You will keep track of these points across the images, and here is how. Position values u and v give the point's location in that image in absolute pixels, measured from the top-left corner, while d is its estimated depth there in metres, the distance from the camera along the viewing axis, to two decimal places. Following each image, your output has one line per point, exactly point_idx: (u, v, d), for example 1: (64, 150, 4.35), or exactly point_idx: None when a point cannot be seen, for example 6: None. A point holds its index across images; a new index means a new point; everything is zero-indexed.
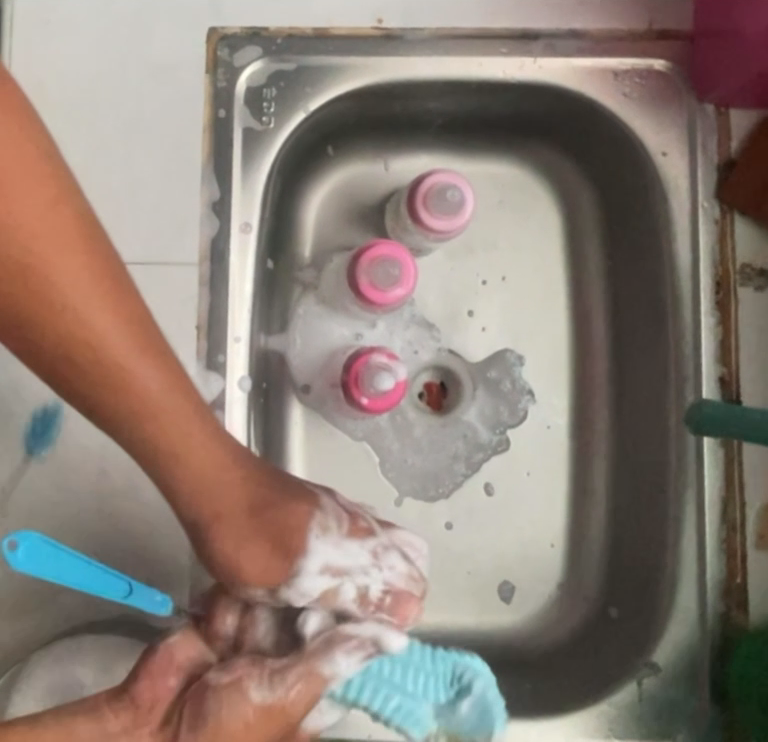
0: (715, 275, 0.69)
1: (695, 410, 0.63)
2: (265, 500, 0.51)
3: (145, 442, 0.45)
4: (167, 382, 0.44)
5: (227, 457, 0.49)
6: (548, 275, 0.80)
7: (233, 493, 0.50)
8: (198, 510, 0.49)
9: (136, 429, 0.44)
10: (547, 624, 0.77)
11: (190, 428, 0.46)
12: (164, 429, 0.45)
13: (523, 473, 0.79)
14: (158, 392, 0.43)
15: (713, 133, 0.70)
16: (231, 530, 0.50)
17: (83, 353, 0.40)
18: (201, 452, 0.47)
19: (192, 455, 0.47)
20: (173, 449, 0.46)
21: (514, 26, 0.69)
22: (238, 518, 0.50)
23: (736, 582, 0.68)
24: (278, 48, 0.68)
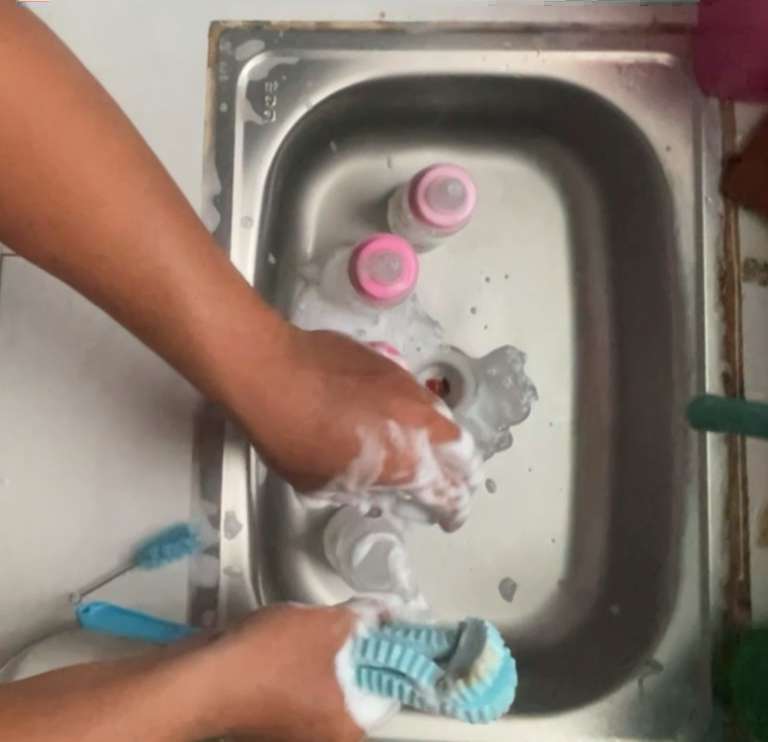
0: (719, 270, 0.69)
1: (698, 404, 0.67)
2: (299, 354, 0.58)
3: (170, 324, 0.53)
4: (192, 258, 0.52)
5: (259, 318, 0.56)
6: (552, 270, 0.80)
7: (266, 349, 0.57)
8: (231, 378, 0.56)
9: (167, 316, 0.53)
10: (549, 620, 0.77)
11: (201, 288, 0.53)
12: (187, 308, 0.53)
13: (526, 469, 0.78)
14: (182, 273, 0.52)
15: (718, 128, 0.69)
16: (252, 391, 0.57)
17: (114, 241, 0.50)
18: (223, 322, 0.54)
19: (216, 323, 0.54)
20: (196, 329, 0.54)
21: (517, 20, 0.69)
22: (270, 369, 0.57)
23: (739, 578, 0.67)
24: (280, 41, 0.68)
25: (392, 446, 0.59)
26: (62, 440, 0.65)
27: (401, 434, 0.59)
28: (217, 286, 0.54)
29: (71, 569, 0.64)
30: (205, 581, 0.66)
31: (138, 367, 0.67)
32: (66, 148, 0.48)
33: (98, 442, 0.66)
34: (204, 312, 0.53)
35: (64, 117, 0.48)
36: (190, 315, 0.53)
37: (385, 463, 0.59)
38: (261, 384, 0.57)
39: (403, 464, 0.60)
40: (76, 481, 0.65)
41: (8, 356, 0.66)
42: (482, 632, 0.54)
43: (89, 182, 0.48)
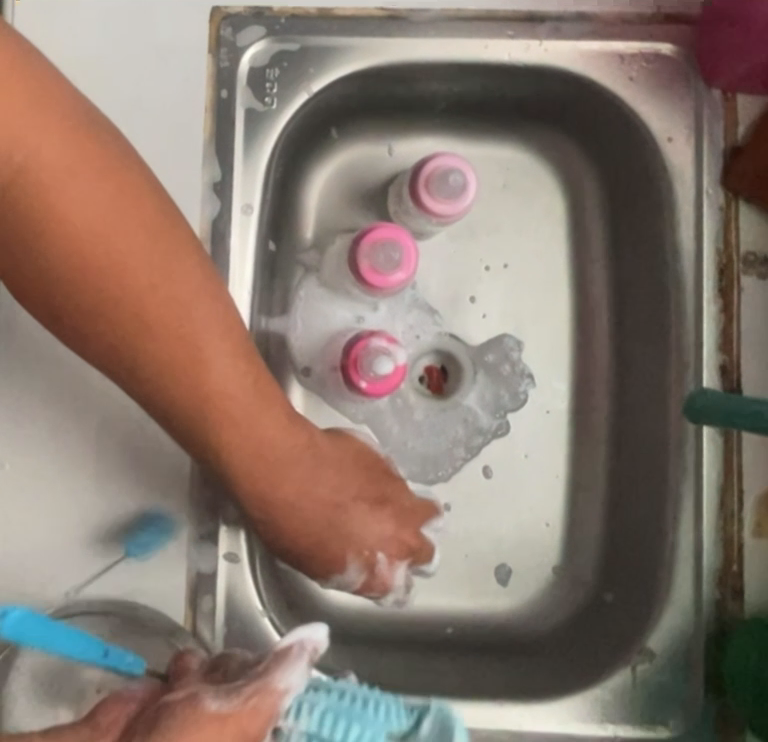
0: (719, 262, 0.69)
1: (693, 400, 0.62)
2: (302, 435, 0.60)
3: (186, 391, 0.53)
4: (212, 324, 0.53)
5: (268, 395, 0.57)
6: (552, 259, 0.80)
7: (275, 425, 0.57)
8: (240, 454, 0.56)
9: (176, 382, 0.52)
10: (544, 607, 0.77)
11: (190, 302, 0.52)
12: (204, 374, 0.53)
13: (522, 456, 0.79)
14: (202, 334, 0.52)
15: (720, 120, 0.69)
16: (240, 418, 0.55)
17: (133, 303, 0.49)
18: (238, 392, 0.55)
19: (206, 341, 0.52)
20: (213, 393, 0.54)
21: (520, 8, 0.68)
22: (277, 455, 0.58)
23: (732, 569, 0.68)
24: (281, 27, 0.67)
25: (373, 572, 0.65)
26: (61, 425, 0.66)
27: (386, 568, 0.65)
28: (205, 300, 0.52)
29: (70, 552, 0.65)
30: (203, 568, 0.67)
31: None
32: (86, 197, 0.48)
33: (98, 427, 0.66)
34: (194, 326, 0.52)
35: (80, 168, 0.47)
36: (190, 346, 0.52)
37: (369, 580, 0.65)
38: (265, 448, 0.57)
39: (380, 585, 0.66)
40: (76, 466, 0.66)
41: (7, 341, 0.66)
42: (450, 727, 0.51)
43: (75, 194, 0.47)
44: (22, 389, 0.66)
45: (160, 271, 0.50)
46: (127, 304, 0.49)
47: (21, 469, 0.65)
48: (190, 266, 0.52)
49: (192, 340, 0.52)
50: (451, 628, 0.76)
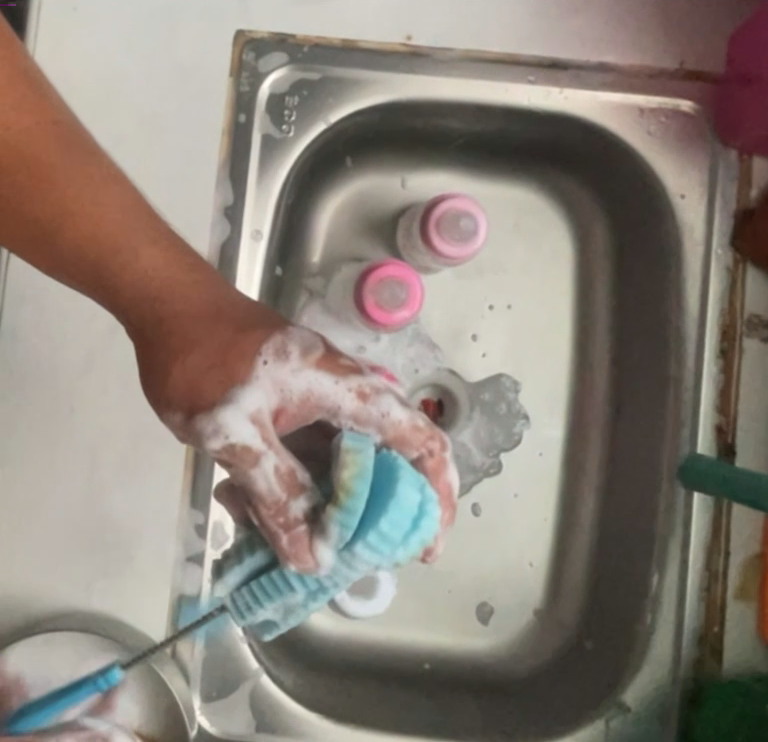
0: (722, 322, 0.69)
1: (691, 464, 0.63)
2: (221, 308, 0.46)
3: (77, 244, 0.43)
4: (93, 177, 0.43)
5: (154, 226, 0.45)
6: (556, 303, 0.80)
7: (171, 260, 0.45)
8: (128, 281, 0.44)
9: (56, 231, 0.43)
10: (522, 650, 0.77)
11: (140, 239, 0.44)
12: (94, 222, 0.43)
13: (511, 496, 0.79)
14: (80, 188, 0.42)
15: (734, 181, 0.69)
16: (186, 356, 0.45)
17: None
18: (129, 225, 0.44)
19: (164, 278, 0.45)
20: (100, 245, 0.43)
21: (544, 55, 0.68)
22: (176, 296, 0.45)
23: (713, 630, 0.68)
24: (303, 56, 0.67)
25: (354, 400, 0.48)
26: (56, 437, 0.66)
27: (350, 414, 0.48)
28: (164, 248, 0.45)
29: (54, 565, 0.65)
30: (187, 589, 0.66)
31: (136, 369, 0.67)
32: None
33: (91, 442, 0.66)
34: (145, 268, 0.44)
35: None
36: (70, 201, 0.42)
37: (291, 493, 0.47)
38: (170, 307, 0.45)
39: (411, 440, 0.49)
40: (67, 480, 0.65)
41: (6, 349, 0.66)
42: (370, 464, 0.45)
43: None
44: (18, 400, 0.66)
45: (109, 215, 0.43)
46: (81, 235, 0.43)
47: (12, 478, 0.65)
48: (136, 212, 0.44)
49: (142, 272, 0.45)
50: (428, 663, 0.77)
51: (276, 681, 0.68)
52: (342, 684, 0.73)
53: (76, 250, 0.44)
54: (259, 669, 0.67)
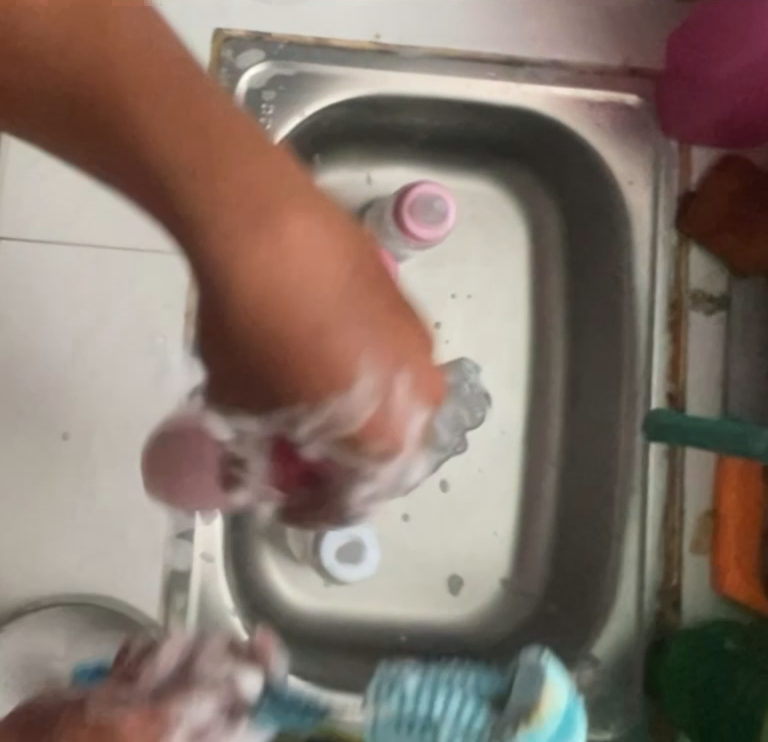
0: (670, 297, 0.75)
1: (654, 419, 0.70)
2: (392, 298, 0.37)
3: (262, 286, 0.35)
4: (322, 259, 0.35)
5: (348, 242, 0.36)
6: (514, 289, 0.85)
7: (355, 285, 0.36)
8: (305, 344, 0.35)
9: (243, 274, 0.35)
10: (493, 618, 0.82)
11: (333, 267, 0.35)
12: (286, 297, 0.35)
13: (476, 471, 0.84)
14: (304, 272, 0.35)
15: (676, 167, 0.75)
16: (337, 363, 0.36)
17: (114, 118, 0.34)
18: (317, 279, 0.35)
19: (334, 306, 0.35)
20: (283, 287, 0.35)
21: (500, 53, 0.74)
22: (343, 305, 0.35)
23: (672, 582, 0.73)
24: (279, 52, 0.72)
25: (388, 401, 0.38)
26: (47, 422, 0.67)
27: (406, 401, 0.39)
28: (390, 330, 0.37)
29: (47, 547, 0.66)
30: (178, 564, 0.69)
31: (122, 355, 0.69)
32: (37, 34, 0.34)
33: (80, 426, 0.68)
34: (313, 292, 0.35)
35: None
36: (292, 308, 0.35)
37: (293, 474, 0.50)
38: (336, 323, 0.35)
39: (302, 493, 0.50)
40: (59, 465, 0.67)
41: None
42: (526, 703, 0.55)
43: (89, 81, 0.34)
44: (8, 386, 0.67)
45: (268, 173, 0.35)
46: (184, 173, 0.34)
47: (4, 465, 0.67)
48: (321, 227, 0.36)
49: (229, 182, 0.34)
50: (404, 634, 0.80)
51: None
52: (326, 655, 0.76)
53: (267, 335, 0.35)
54: None
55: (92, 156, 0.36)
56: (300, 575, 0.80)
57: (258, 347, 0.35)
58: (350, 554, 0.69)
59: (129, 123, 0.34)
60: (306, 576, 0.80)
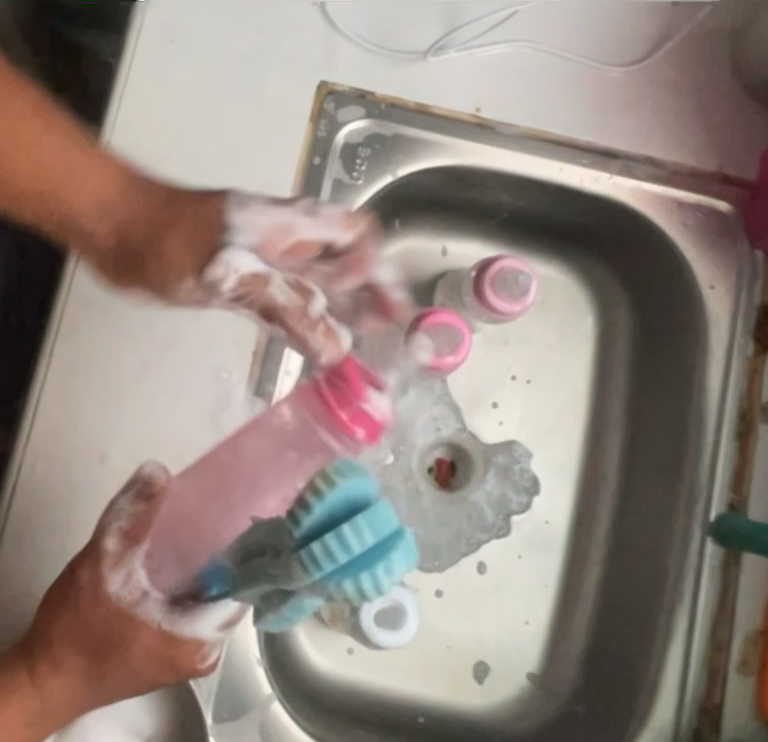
0: (740, 407, 0.73)
1: (720, 525, 0.71)
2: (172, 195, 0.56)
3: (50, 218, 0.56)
4: (97, 176, 0.56)
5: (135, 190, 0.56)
6: (575, 379, 0.84)
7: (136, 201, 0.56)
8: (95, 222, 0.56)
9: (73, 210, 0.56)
10: (514, 712, 0.79)
11: (207, 211, 0.56)
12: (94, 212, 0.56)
13: (515, 556, 0.82)
14: (89, 173, 0.56)
15: (758, 280, 0.75)
16: (188, 230, 0.55)
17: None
18: (78, 173, 0.55)
19: (78, 165, 0.56)
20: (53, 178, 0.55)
21: (598, 143, 0.73)
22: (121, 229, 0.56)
23: (713, 700, 0.70)
24: (379, 112, 0.72)
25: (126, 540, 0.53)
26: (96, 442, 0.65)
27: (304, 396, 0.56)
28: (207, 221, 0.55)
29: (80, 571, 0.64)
30: None
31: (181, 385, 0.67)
32: None
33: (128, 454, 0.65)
34: (110, 203, 0.56)
35: None
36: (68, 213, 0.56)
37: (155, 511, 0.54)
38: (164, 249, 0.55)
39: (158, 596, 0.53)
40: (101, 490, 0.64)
41: (58, 348, 0.66)
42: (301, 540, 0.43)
43: None
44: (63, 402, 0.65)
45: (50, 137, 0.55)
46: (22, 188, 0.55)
47: (44, 478, 0.64)
48: (123, 169, 0.57)
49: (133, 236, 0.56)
50: (422, 716, 0.78)
51: (285, 708, 0.69)
52: (344, 726, 0.74)
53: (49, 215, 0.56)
54: (271, 694, 0.68)
55: (34, 214, 0.56)
56: (323, 641, 0.78)
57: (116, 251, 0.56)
58: (389, 619, 0.65)
59: (35, 158, 0.55)
60: (330, 639, 0.78)
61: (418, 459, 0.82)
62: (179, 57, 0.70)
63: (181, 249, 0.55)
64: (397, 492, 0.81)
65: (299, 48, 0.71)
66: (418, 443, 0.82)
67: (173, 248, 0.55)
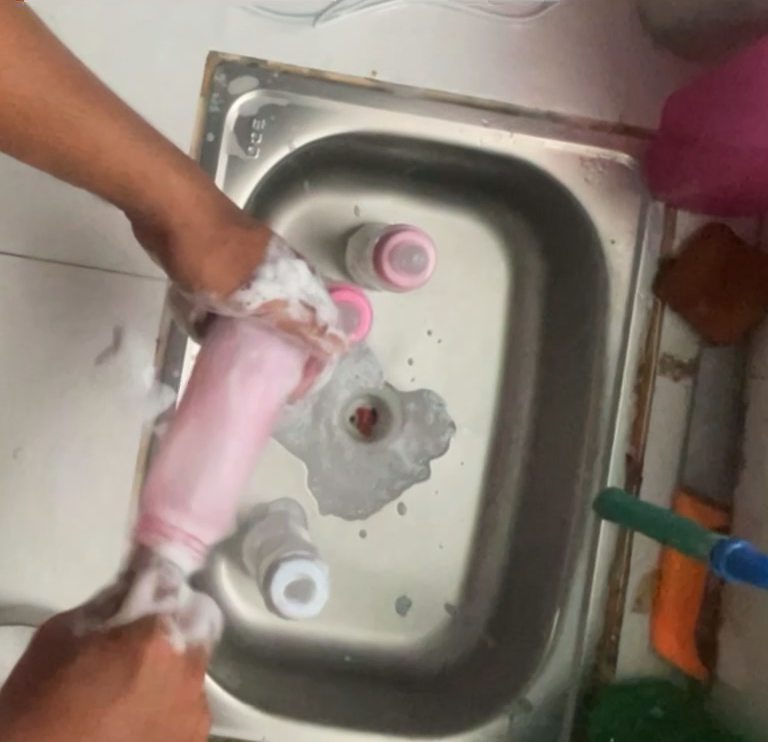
0: (639, 362, 0.75)
1: (606, 497, 0.70)
2: (217, 216, 0.60)
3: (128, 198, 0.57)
4: (163, 168, 0.57)
5: (194, 191, 0.59)
6: (488, 327, 0.86)
7: (203, 218, 0.60)
8: (159, 217, 0.58)
9: (140, 200, 0.57)
10: (435, 645, 0.84)
11: (229, 228, 0.61)
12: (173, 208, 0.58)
13: (433, 494, 0.85)
14: (175, 200, 0.58)
15: (659, 231, 0.76)
16: (227, 251, 0.61)
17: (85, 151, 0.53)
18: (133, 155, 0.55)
19: (116, 140, 0.54)
20: (147, 184, 0.56)
21: (497, 100, 0.73)
22: (201, 230, 0.60)
23: (610, 638, 0.75)
24: (273, 81, 0.70)
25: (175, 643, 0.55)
26: (12, 437, 0.68)
27: None
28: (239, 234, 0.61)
29: (13, 559, 0.68)
30: None
31: (88, 377, 0.69)
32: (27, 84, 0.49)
33: (46, 443, 0.69)
34: (170, 211, 0.58)
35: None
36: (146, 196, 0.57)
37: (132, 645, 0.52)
38: (195, 232, 0.59)
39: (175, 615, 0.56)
40: (26, 480, 0.68)
41: None
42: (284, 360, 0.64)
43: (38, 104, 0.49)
44: None
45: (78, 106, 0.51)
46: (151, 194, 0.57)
47: None
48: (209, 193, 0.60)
49: (187, 221, 0.59)
50: (348, 654, 0.82)
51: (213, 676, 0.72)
52: (269, 675, 0.78)
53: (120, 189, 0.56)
54: None
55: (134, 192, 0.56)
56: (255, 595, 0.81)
57: (186, 249, 0.60)
58: (299, 592, 0.69)
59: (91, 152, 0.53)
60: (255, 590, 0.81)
61: (339, 413, 0.85)
62: (61, 31, 0.68)
63: (214, 258, 0.60)
64: (320, 447, 0.84)
65: (187, 16, 0.69)
66: (338, 398, 0.85)
67: (213, 265, 0.60)
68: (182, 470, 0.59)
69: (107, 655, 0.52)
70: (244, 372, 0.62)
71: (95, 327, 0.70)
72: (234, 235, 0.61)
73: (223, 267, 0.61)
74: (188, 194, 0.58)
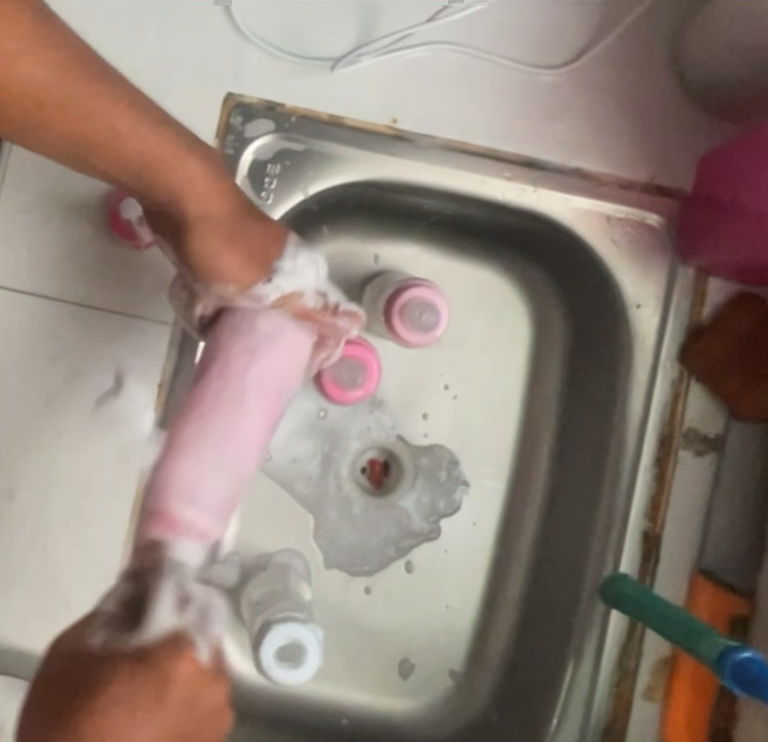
0: (661, 432, 0.72)
1: (615, 584, 0.67)
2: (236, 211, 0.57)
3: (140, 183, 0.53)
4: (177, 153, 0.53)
5: (216, 187, 0.56)
6: (507, 384, 0.82)
7: (218, 207, 0.56)
8: (176, 208, 0.55)
9: (155, 187, 0.54)
10: (438, 716, 0.79)
11: (247, 224, 0.57)
12: (195, 200, 0.55)
13: (442, 555, 0.82)
14: (193, 187, 0.54)
15: (687, 297, 0.72)
16: (246, 242, 0.57)
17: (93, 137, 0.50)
18: (142, 137, 0.52)
19: (128, 122, 0.51)
20: (163, 169, 0.53)
21: (521, 153, 0.70)
22: (219, 221, 0.56)
23: (618, 723, 0.71)
24: (290, 126, 0.68)
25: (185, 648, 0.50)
26: (5, 478, 0.66)
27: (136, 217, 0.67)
28: (260, 228, 0.58)
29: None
30: None
31: (87, 420, 0.68)
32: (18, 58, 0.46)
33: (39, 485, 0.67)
34: (185, 203, 0.55)
35: None
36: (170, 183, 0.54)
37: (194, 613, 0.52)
38: (209, 223, 0.56)
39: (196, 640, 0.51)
40: (16, 523, 0.66)
41: None
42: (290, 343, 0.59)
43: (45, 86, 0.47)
44: None
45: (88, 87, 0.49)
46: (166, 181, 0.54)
47: None
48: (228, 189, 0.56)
49: (204, 214, 0.55)
50: (346, 718, 0.78)
51: None
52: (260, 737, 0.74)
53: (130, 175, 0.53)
54: None
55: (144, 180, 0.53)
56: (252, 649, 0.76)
57: (198, 242, 0.56)
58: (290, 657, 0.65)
59: (99, 136, 0.50)
60: None
61: (349, 465, 0.82)
62: None
63: (227, 249, 0.56)
64: (327, 500, 0.81)
65: (206, 57, 0.67)
66: (350, 449, 0.82)
67: (233, 257, 0.56)
68: (203, 472, 0.54)
69: (135, 674, 0.47)
70: (265, 366, 0.57)
71: (96, 369, 0.68)
72: (253, 233, 0.57)
73: (243, 261, 0.57)
74: (207, 186, 0.55)
